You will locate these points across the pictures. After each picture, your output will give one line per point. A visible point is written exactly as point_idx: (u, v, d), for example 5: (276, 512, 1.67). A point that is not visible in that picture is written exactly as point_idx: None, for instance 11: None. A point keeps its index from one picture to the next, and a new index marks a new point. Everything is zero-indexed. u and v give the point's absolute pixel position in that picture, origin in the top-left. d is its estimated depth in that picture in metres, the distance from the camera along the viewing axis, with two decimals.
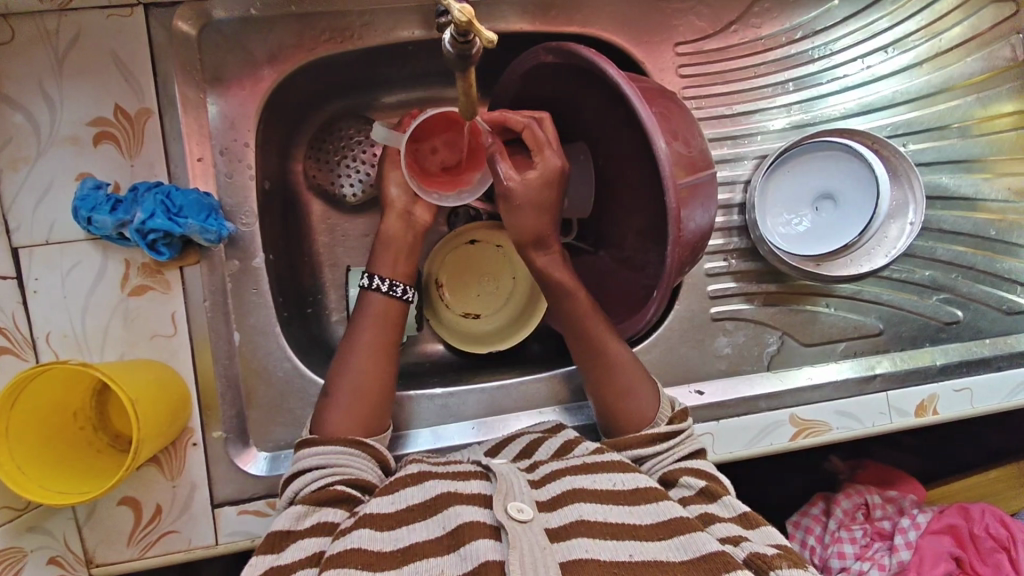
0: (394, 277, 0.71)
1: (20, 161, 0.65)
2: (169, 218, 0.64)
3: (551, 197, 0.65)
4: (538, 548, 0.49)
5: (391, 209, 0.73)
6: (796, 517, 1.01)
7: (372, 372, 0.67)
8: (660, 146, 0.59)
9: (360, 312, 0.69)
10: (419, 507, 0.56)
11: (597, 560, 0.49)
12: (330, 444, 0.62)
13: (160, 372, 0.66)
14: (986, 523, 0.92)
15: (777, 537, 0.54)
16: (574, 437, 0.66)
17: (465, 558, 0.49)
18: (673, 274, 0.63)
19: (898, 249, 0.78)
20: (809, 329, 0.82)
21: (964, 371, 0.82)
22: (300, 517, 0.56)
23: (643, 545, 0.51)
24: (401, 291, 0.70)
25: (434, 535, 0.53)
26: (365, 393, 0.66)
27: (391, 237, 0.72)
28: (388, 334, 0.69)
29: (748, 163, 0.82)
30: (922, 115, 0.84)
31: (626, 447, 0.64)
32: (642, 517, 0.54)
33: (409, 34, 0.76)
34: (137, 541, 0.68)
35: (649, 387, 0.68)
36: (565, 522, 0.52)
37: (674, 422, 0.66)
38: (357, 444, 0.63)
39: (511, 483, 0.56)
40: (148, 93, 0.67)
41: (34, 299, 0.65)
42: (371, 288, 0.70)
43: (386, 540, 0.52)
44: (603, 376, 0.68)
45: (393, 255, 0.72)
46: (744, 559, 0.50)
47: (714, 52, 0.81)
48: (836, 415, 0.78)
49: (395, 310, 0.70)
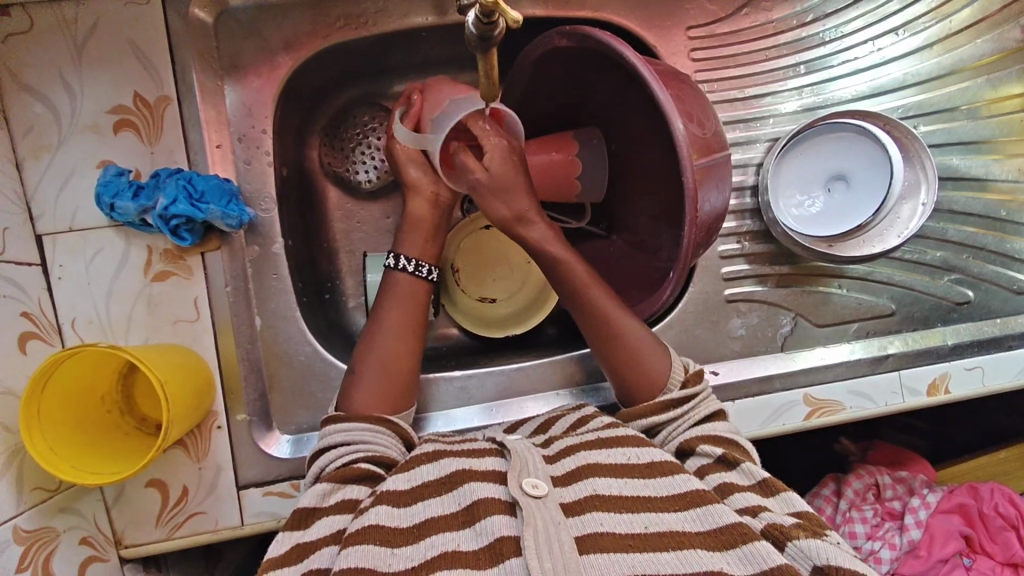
0: (421, 257, 0.71)
1: (41, 149, 0.66)
2: (191, 204, 0.65)
3: (514, 169, 0.67)
4: (553, 524, 0.49)
5: (416, 192, 0.71)
6: (807, 498, 1.02)
7: (399, 349, 0.67)
8: (676, 125, 0.59)
9: (387, 294, 0.69)
10: (434, 483, 0.56)
11: (613, 533, 0.50)
12: (358, 421, 0.62)
13: (184, 355, 0.67)
14: (995, 502, 0.92)
15: (798, 501, 0.55)
16: (586, 413, 0.68)
17: (481, 534, 0.50)
18: (690, 253, 0.63)
19: (911, 228, 0.79)
20: (823, 311, 0.83)
21: (975, 351, 0.83)
22: (325, 495, 0.57)
23: (659, 517, 0.52)
24: (427, 271, 0.71)
25: (451, 509, 0.53)
26: (393, 378, 0.66)
27: (419, 219, 0.72)
28: (416, 313, 0.69)
29: (759, 146, 0.82)
30: (932, 97, 0.84)
31: (640, 416, 0.65)
32: (657, 489, 0.54)
33: (423, 20, 0.77)
34: (165, 522, 0.69)
35: (657, 351, 0.68)
36: (580, 496, 0.53)
37: (686, 387, 0.66)
38: (382, 421, 0.63)
39: (526, 459, 0.56)
40: (167, 81, 0.68)
41: (58, 286, 0.66)
42: (396, 267, 0.70)
43: (402, 516, 0.53)
44: (609, 350, 0.68)
45: (421, 236, 0.72)
46: (762, 529, 0.51)
47: (725, 35, 0.82)
48: (849, 394, 0.80)
49: (422, 290, 0.70)
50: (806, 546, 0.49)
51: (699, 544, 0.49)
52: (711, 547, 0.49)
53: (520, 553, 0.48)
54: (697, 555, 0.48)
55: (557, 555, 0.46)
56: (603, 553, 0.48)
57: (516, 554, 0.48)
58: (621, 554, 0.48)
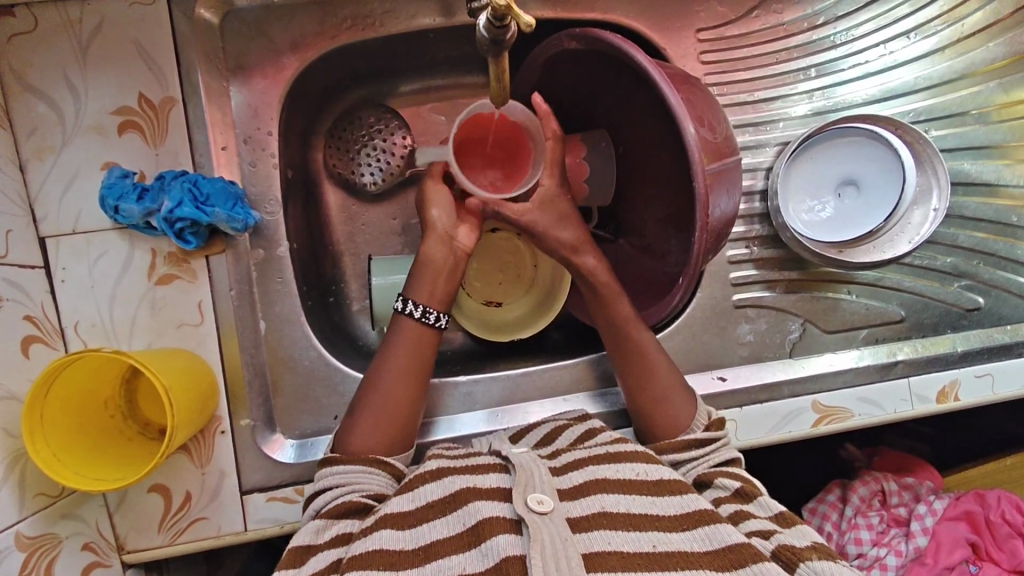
0: (429, 301, 0.68)
1: (45, 151, 0.65)
2: (196, 207, 0.64)
3: (564, 210, 0.69)
4: (560, 540, 0.48)
5: (431, 234, 0.69)
6: (812, 504, 1.01)
7: (400, 374, 0.66)
8: (688, 130, 0.58)
9: (391, 336, 0.68)
10: (439, 503, 0.55)
11: (620, 552, 0.49)
12: (354, 463, 0.61)
13: (189, 360, 0.66)
14: (1002, 509, 0.91)
15: (812, 533, 0.54)
16: (594, 426, 0.67)
17: (487, 554, 0.49)
18: (701, 259, 0.62)
19: (921, 235, 0.78)
20: (831, 316, 0.82)
21: (985, 358, 0.82)
22: (319, 531, 0.56)
23: (668, 536, 0.51)
24: (434, 317, 0.68)
25: (455, 530, 0.52)
26: (391, 414, 0.65)
27: (431, 260, 0.69)
28: (421, 359, 0.67)
29: (769, 150, 0.82)
30: (944, 100, 0.84)
31: (662, 451, 0.64)
32: (666, 506, 0.54)
33: (430, 21, 0.76)
34: (167, 528, 0.68)
35: (682, 392, 0.68)
36: (587, 512, 0.52)
37: (710, 430, 0.65)
38: (375, 463, 0.61)
39: (531, 473, 0.56)
40: (172, 82, 0.67)
41: (61, 288, 0.66)
42: (404, 312, 0.68)
43: (407, 539, 0.52)
44: (633, 379, 0.69)
45: (431, 278, 0.69)
46: (772, 551, 0.51)
47: (735, 38, 0.81)
48: (858, 401, 0.79)
49: (428, 336, 0.68)
50: (817, 567, 0.49)
51: (705, 565, 0.49)
52: (719, 568, 0.48)
53: (528, 572, 0.46)
54: (706, 575, 0.48)
55: (564, 570, 0.46)
56: (614, 572, 0.47)
57: (521, 574, 0.47)
58: (627, 573, 0.47)
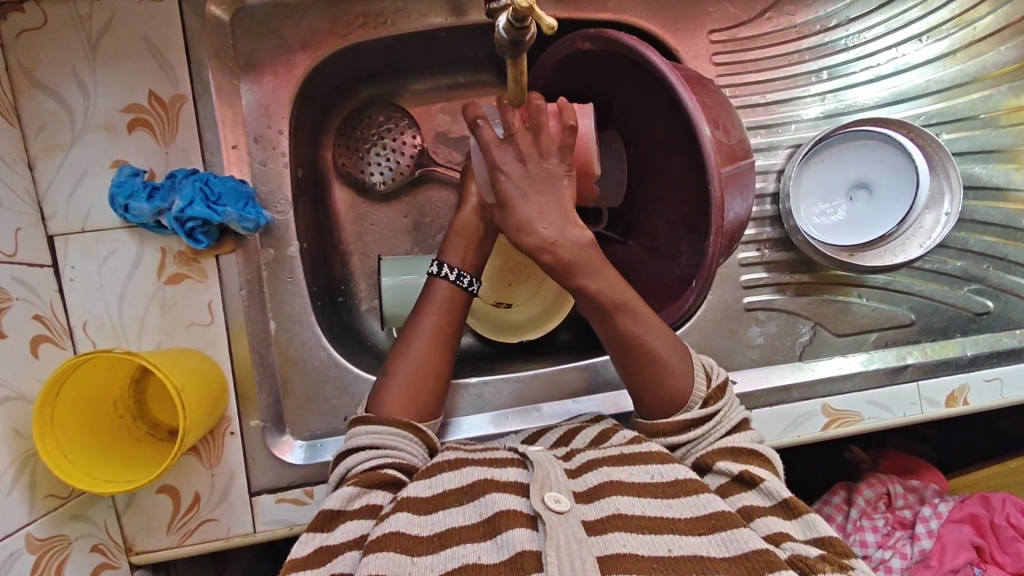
0: (462, 266, 0.68)
1: (54, 147, 0.65)
2: (207, 206, 0.64)
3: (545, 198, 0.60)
4: (576, 540, 0.48)
5: (466, 203, 0.69)
6: (818, 506, 1.01)
7: (437, 328, 0.66)
8: (704, 131, 0.58)
9: (424, 300, 0.67)
10: (456, 492, 0.55)
11: (637, 555, 0.48)
12: (388, 424, 0.60)
13: (198, 360, 0.66)
14: (1007, 512, 0.91)
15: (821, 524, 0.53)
16: (609, 426, 0.66)
17: (502, 547, 0.49)
18: (716, 260, 0.62)
19: (933, 239, 0.79)
20: (840, 320, 0.82)
21: (994, 362, 0.82)
22: (351, 498, 0.56)
23: (684, 540, 0.51)
24: (468, 282, 0.68)
25: (472, 520, 0.52)
26: (418, 383, 0.64)
27: (462, 228, 0.68)
28: (451, 323, 0.67)
29: (781, 152, 0.81)
30: (954, 105, 0.84)
31: (659, 434, 0.63)
32: (682, 509, 0.53)
33: (441, 20, 0.75)
34: (176, 529, 0.68)
35: (682, 365, 0.64)
36: (603, 514, 0.52)
37: (707, 405, 0.63)
38: (410, 428, 0.61)
39: (547, 471, 0.55)
40: (183, 80, 0.67)
41: (70, 288, 0.65)
42: (439, 275, 0.67)
43: (423, 525, 0.52)
44: (628, 373, 0.65)
45: (463, 243, 0.68)
46: (787, 559, 0.50)
47: (747, 39, 0.80)
48: (867, 404, 0.79)
49: (460, 299, 0.68)
50: None
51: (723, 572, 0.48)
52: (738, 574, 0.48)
53: (542, 569, 0.46)
54: None
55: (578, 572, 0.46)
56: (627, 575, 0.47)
57: (536, 570, 0.46)
58: None
